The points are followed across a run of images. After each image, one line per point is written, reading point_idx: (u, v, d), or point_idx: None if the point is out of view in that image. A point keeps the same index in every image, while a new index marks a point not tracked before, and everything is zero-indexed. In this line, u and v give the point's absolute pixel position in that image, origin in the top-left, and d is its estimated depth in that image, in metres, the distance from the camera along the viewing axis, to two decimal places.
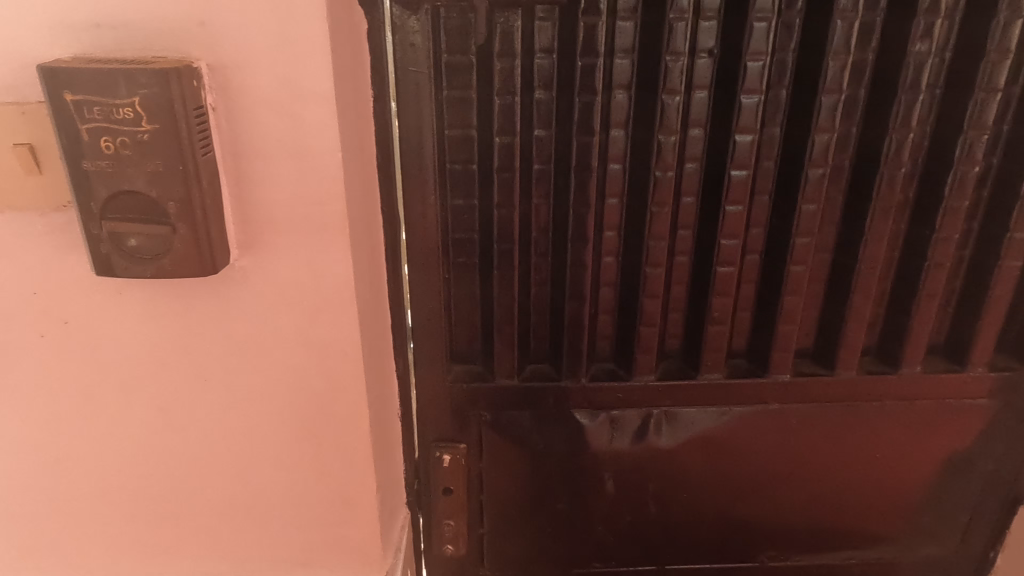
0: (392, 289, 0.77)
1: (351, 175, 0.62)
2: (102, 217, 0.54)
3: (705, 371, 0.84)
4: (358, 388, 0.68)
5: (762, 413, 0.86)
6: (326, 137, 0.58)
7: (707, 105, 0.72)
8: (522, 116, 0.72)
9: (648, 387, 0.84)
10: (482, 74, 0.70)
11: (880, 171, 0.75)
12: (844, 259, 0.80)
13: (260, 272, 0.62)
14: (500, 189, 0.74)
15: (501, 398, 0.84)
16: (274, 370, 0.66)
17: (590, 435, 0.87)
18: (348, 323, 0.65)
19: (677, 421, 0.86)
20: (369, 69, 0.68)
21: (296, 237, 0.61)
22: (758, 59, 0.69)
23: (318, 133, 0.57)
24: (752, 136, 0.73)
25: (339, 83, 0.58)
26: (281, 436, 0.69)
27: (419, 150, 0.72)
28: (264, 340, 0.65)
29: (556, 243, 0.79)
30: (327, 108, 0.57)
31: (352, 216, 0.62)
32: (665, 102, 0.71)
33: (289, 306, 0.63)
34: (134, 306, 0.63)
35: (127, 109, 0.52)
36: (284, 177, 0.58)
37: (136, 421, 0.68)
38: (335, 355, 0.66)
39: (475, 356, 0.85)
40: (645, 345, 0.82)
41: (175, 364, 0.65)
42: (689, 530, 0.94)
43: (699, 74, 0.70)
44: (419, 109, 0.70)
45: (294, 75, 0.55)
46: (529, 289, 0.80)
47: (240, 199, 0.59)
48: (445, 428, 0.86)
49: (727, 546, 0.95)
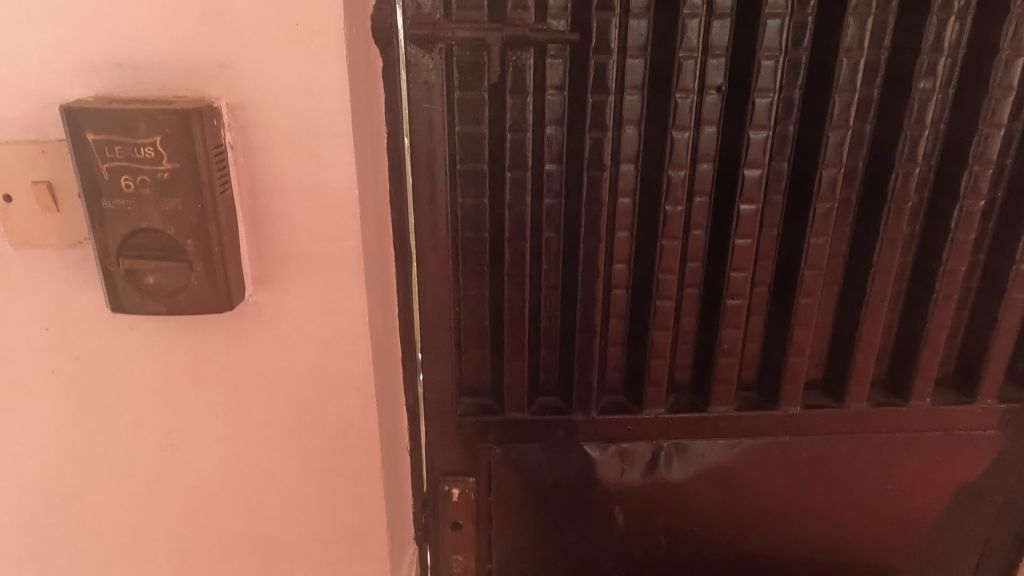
0: (403, 322, 0.78)
1: (367, 211, 0.62)
2: (120, 255, 0.54)
3: (715, 403, 0.84)
4: (370, 423, 0.67)
5: (773, 445, 0.86)
6: (343, 174, 0.58)
7: (716, 140, 0.73)
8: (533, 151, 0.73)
9: (658, 419, 0.84)
10: (493, 110, 0.71)
11: (887, 204, 0.75)
12: (852, 291, 0.80)
13: (274, 308, 0.62)
14: (510, 223, 0.75)
15: (510, 430, 0.84)
16: (286, 404, 0.66)
17: (600, 468, 0.86)
18: (361, 359, 0.64)
19: (687, 453, 0.86)
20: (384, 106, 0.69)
21: (311, 274, 0.61)
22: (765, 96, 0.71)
23: (335, 171, 0.58)
24: (760, 170, 0.74)
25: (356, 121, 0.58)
26: (293, 472, 0.69)
27: (432, 185, 0.73)
28: (276, 376, 0.64)
29: (566, 275, 0.79)
30: (344, 146, 0.57)
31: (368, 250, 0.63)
32: (675, 138, 0.72)
33: (302, 342, 0.63)
34: (146, 342, 0.62)
35: (148, 148, 0.52)
36: (301, 214, 0.59)
37: (145, 457, 0.67)
38: (348, 391, 0.65)
39: (485, 388, 0.85)
40: (655, 377, 0.82)
41: (187, 400, 0.65)
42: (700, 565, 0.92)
43: (708, 110, 0.72)
44: (432, 143, 0.71)
45: (313, 114, 0.56)
46: (540, 320, 0.81)
47: (257, 234, 0.59)
48: (454, 461, 0.86)
49: None
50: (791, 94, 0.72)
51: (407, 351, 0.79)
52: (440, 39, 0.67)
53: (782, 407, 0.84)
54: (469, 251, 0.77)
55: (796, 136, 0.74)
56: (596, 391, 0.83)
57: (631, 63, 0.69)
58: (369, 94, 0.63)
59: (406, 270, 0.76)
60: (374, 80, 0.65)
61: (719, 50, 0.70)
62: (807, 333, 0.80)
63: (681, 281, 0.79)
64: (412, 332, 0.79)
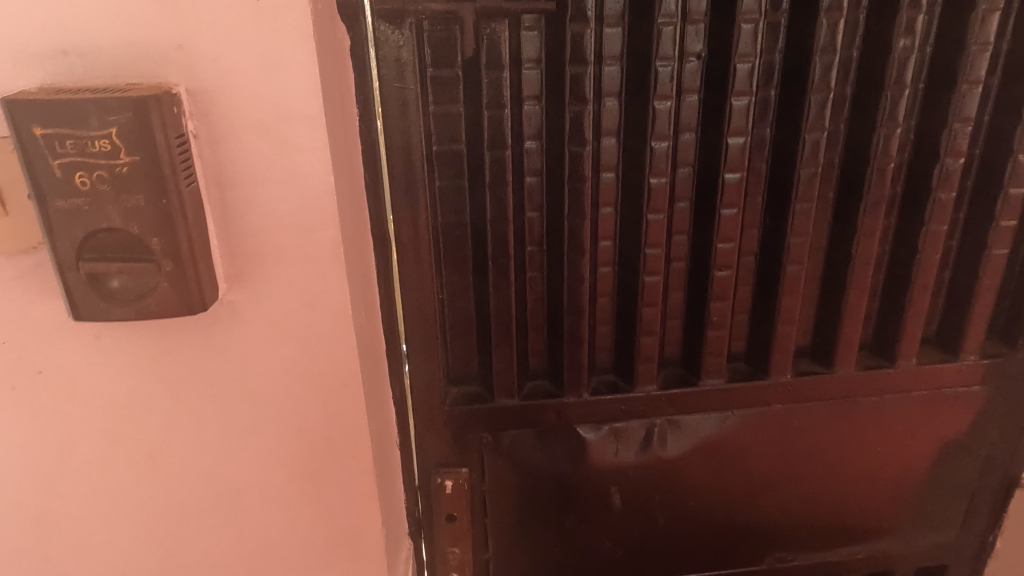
0: (385, 313, 0.75)
1: (344, 200, 0.59)
2: (79, 259, 0.50)
3: (706, 377, 0.83)
4: (359, 421, 0.65)
5: (764, 414, 0.86)
6: (317, 161, 0.54)
7: (698, 109, 0.72)
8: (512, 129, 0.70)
9: (650, 397, 0.83)
10: (468, 88, 0.68)
11: (870, 167, 0.75)
12: (838, 257, 0.80)
13: (251, 306, 0.58)
14: (492, 205, 0.72)
15: (501, 418, 0.82)
16: (270, 407, 0.62)
17: (594, 450, 0.85)
18: (346, 354, 0.61)
19: (680, 429, 0.85)
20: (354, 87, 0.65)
21: (289, 268, 0.58)
22: (746, 62, 0.69)
23: (309, 158, 0.54)
24: (743, 138, 0.72)
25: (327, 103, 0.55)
26: (281, 476, 0.65)
27: (408, 169, 0.69)
28: (257, 378, 0.61)
29: (551, 256, 0.77)
30: (317, 131, 0.54)
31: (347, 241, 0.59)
32: (656, 109, 0.70)
33: (284, 341, 0.60)
34: (115, 350, 0.58)
35: (103, 141, 0.48)
36: (274, 206, 0.55)
37: (121, 472, 0.63)
38: (334, 389, 0.62)
39: (473, 376, 0.83)
40: (646, 355, 0.81)
41: (163, 409, 0.61)
42: (697, 539, 0.92)
43: (688, 78, 0.70)
44: (406, 125, 0.68)
45: (281, 97, 0.52)
46: (526, 303, 0.79)
47: (227, 230, 0.56)
48: (445, 453, 0.83)
49: (735, 552, 0.94)
50: (771, 59, 0.70)
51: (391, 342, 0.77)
52: (409, 13, 0.64)
53: (772, 377, 0.84)
54: (449, 237, 0.74)
55: (777, 102, 0.73)
56: (586, 372, 0.81)
57: (608, 32, 0.67)
58: (338, 75, 0.59)
59: (386, 258, 0.73)
60: (343, 59, 0.62)
61: (697, 16, 0.68)
62: (795, 301, 0.80)
63: (667, 256, 0.78)
64: (395, 323, 0.76)
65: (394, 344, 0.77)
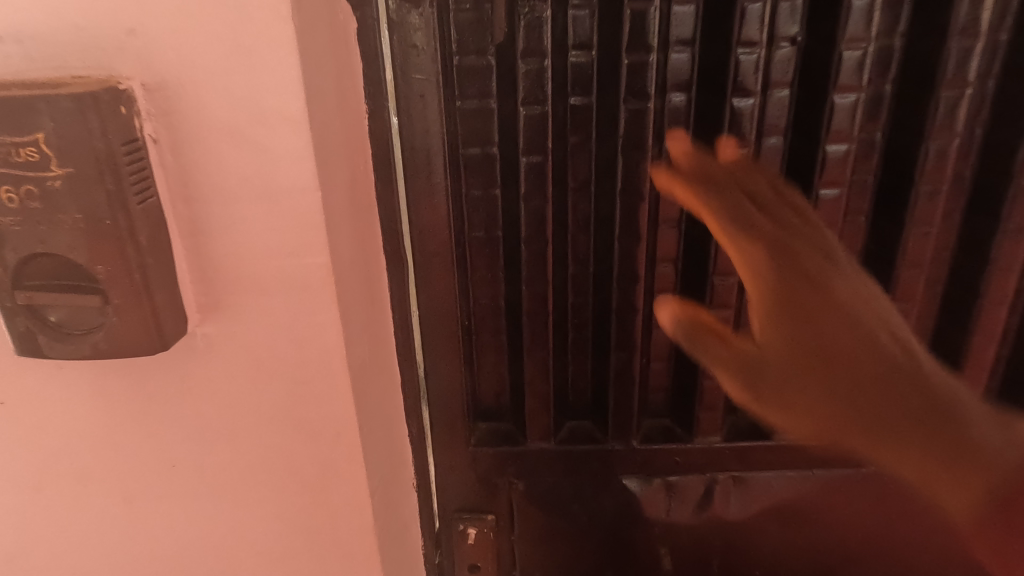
0: (402, 341, 0.64)
1: (341, 218, 0.48)
2: (16, 287, 0.42)
3: (783, 432, 0.69)
4: (359, 477, 0.55)
5: (854, 478, 0.71)
6: (300, 173, 0.44)
7: (789, 107, 0.57)
8: (554, 129, 0.58)
9: (713, 448, 0.70)
10: (503, 79, 0.57)
11: (1016, 183, 0.58)
12: (961, 294, 0.64)
13: (230, 340, 0.49)
14: (528, 219, 0.61)
15: (534, 463, 0.72)
16: (257, 455, 0.54)
17: (643, 505, 0.72)
18: (341, 400, 0.52)
19: (748, 487, 0.72)
20: (364, 79, 0.54)
21: (273, 299, 0.48)
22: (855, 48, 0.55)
23: (290, 169, 0.44)
24: (847, 146, 0.58)
25: (315, 100, 0.44)
26: (270, 530, 0.57)
27: (432, 175, 0.59)
28: (240, 421, 0.52)
29: (597, 282, 0.65)
30: (299, 135, 0.43)
31: (345, 269, 0.49)
32: (738, 107, 0.57)
33: (268, 381, 0.51)
34: (81, 382, 0.51)
35: (31, 149, 0.39)
36: (252, 225, 0.46)
37: (95, 513, 0.56)
38: (328, 438, 0.53)
39: (504, 411, 0.73)
40: (708, 402, 0.68)
41: (136, 449, 0.53)
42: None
43: (778, 68, 0.56)
44: (426, 124, 0.58)
45: (255, 94, 0.42)
46: (566, 334, 0.68)
47: (197, 252, 0.46)
48: (471, 496, 0.73)
49: None
50: (889, 44, 0.55)
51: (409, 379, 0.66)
52: None
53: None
54: (479, 253, 0.64)
55: (894, 99, 0.58)
56: (636, 416, 0.69)
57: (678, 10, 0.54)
58: (342, 64, 0.48)
59: (403, 282, 0.62)
60: (348, 45, 0.50)
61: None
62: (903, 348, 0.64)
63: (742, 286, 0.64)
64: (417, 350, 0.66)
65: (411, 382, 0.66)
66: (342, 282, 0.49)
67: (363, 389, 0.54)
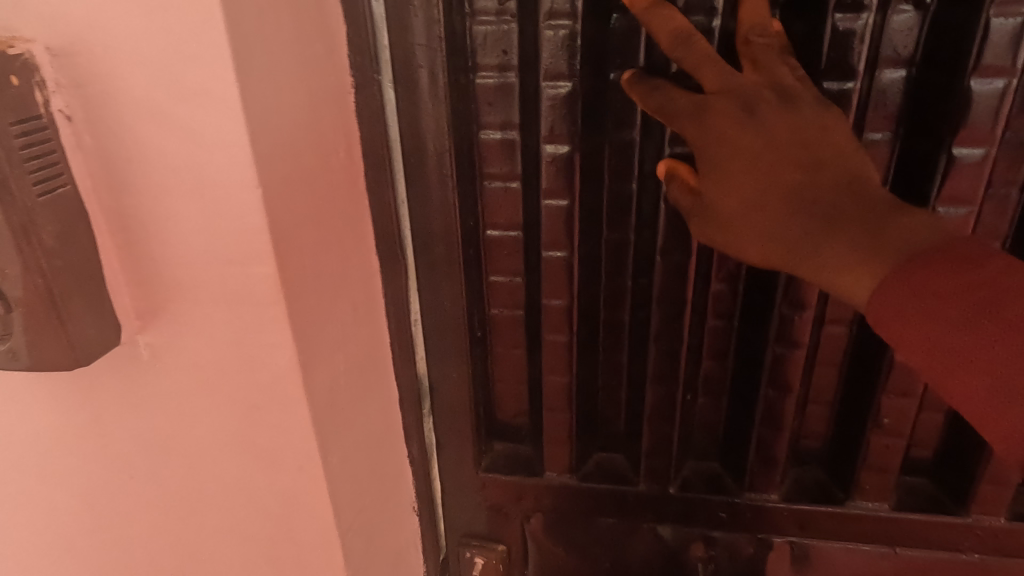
0: (400, 350, 0.56)
1: (298, 222, 0.40)
2: None
3: (859, 498, 0.57)
4: (323, 521, 0.47)
5: (948, 564, 0.57)
6: (232, 163, 0.35)
7: (904, 91, 0.45)
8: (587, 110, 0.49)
9: (768, 507, 0.58)
10: (527, 47, 0.48)
11: None
12: None
13: (173, 352, 0.42)
14: (552, 220, 0.52)
15: (553, 495, 0.62)
16: (210, 479, 0.47)
17: (678, 565, 0.61)
18: (299, 429, 0.43)
19: (810, 558, 0.59)
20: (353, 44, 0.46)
21: (215, 310, 0.40)
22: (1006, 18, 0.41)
23: (221, 158, 0.35)
24: (984, 149, 0.44)
25: (254, 72, 0.35)
26: (231, 560, 0.50)
27: (435, 166, 0.50)
28: (190, 441, 0.45)
29: (638, 295, 0.56)
30: (228, 117, 0.34)
31: (304, 280, 0.41)
32: (845, 90, 0.45)
33: (217, 401, 0.43)
34: (24, 383, 0.46)
35: None
36: (183, 224, 0.38)
37: (53, 518, 0.51)
38: (287, 469, 0.45)
39: (523, 434, 0.64)
40: (766, 451, 0.57)
41: (86, 459, 0.48)
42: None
43: (892, 40, 0.43)
44: (432, 101, 0.48)
45: (172, 64, 0.33)
46: (597, 350, 0.59)
47: (129, 250, 0.39)
48: (480, 526, 0.65)
49: None
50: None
51: (407, 394, 0.58)
52: None
53: (973, 516, 0.54)
54: (499, 255, 0.54)
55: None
56: (673, 458, 0.59)
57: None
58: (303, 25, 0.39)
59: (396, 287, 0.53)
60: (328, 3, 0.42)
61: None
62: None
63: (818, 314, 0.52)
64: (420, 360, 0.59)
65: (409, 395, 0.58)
66: (297, 297, 0.40)
67: (333, 418, 0.46)
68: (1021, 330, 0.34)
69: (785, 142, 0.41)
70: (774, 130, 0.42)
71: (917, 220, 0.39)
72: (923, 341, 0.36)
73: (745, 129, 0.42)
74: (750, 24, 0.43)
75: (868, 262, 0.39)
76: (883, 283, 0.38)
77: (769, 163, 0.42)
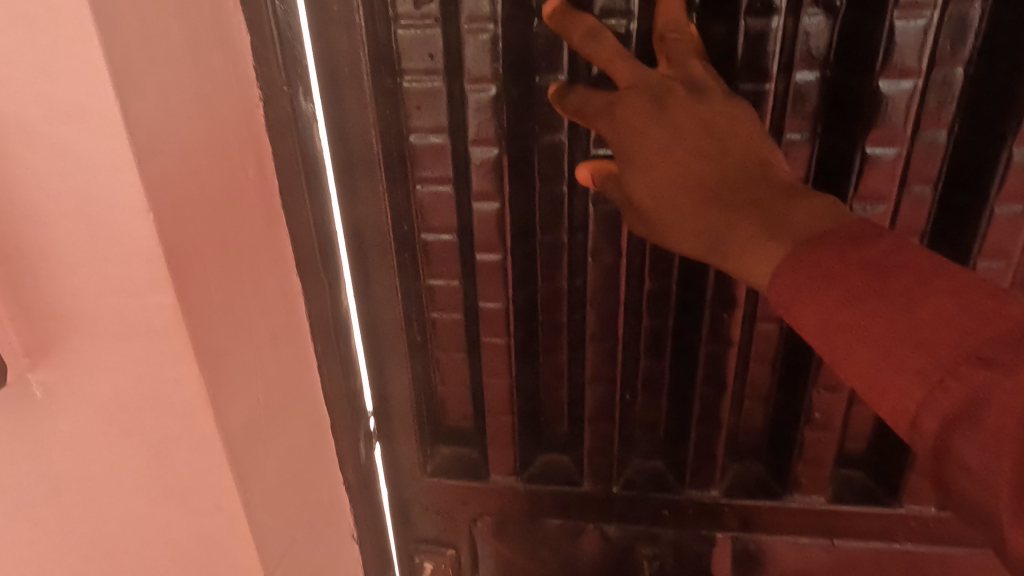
0: (331, 371, 0.53)
1: (203, 242, 0.38)
2: None
3: (797, 491, 0.57)
4: (247, 560, 0.44)
5: (883, 554, 0.57)
6: (121, 186, 0.33)
7: (821, 93, 0.45)
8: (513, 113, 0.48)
9: (709, 504, 0.59)
10: (453, 51, 0.46)
11: None
12: None
13: (70, 389, 0.39)
14: (484, 226, 0.51)
15: (500, 500, 0.61)
16: (121, 521, 0.44)
17: (623, 559, 0.62)
18: (212, 465, 0.41)
19: (752, 552, 0.60)
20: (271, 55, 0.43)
21: (113, 342, 0.38)
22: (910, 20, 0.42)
23: (108, 182, 0.33)
24: (898, 148, 0.45)
25: (140, 90, 0.33)
26: None
27: (366, 168, 0.49)
28: (93, 484, 0.42)
29: (575, 299, 0.55)
30: (113, 139, 0.32)
31: (211, 306, 0.38)
32: (761, 91, 0.45)
33: (122, 438, 0.41)
34: None
35: None
36: (73, 253, 0.35)
37: None
38: (201, 506, 0.43)
39: (468, 436, 0.63)
40: (705, 448, 0.57)
41: None
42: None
43: (808, 42, 0.44)
44: (359, 106, 0.47)
45: (48, 83, 0.31)
46: (538, 357, 0.57)
47: (23, 272, 0.36)
48: (426, 533, 0.64)
49: None
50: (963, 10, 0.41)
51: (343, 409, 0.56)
52: None
53: (905, 507, 0.56)
54: (434, 260, 0.53)
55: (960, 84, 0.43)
56: (614, 457, 0.59)
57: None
58: (201, 34, 0.37)
59: (325, 297, 0.52)
60: (231, 9, 0.40)
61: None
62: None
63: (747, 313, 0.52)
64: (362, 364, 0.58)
65: (343, 415, 0.56)
66: (203, 323, 0.38)
67: (255, 446, 0.44)
68: (938, 329, 0.30)
69: (694, 135, 0.41)
70: (682, 125, 0.41)
71: (820, 208, 0.37)
72: (843, 343, 0.33)
73: (652, 121, 0.42)
74: (668, 23, 0.43)
75: (767, 249, 0.37)
76: (777, 269, 0.36)
77: (679, 156, 0.41)
